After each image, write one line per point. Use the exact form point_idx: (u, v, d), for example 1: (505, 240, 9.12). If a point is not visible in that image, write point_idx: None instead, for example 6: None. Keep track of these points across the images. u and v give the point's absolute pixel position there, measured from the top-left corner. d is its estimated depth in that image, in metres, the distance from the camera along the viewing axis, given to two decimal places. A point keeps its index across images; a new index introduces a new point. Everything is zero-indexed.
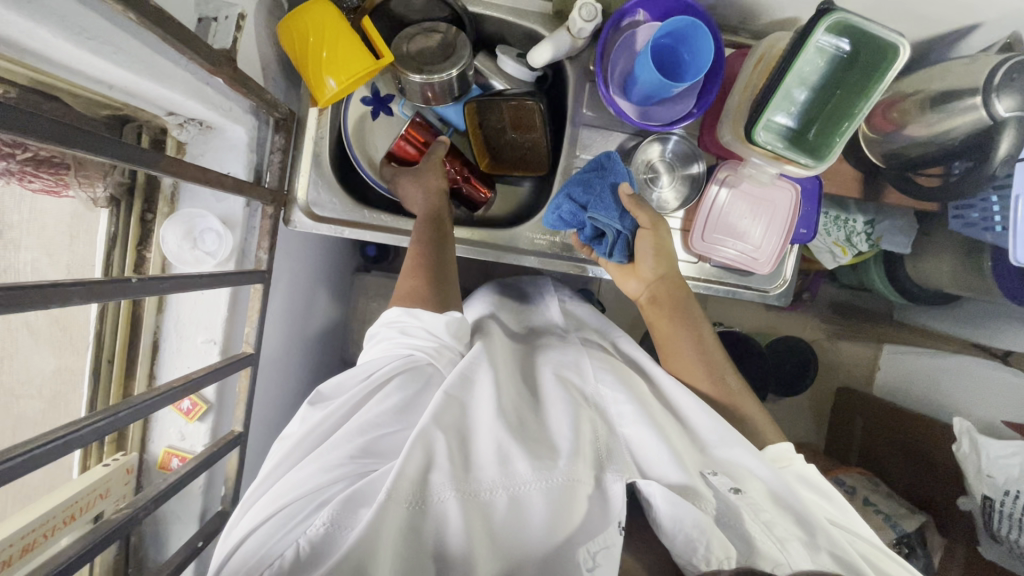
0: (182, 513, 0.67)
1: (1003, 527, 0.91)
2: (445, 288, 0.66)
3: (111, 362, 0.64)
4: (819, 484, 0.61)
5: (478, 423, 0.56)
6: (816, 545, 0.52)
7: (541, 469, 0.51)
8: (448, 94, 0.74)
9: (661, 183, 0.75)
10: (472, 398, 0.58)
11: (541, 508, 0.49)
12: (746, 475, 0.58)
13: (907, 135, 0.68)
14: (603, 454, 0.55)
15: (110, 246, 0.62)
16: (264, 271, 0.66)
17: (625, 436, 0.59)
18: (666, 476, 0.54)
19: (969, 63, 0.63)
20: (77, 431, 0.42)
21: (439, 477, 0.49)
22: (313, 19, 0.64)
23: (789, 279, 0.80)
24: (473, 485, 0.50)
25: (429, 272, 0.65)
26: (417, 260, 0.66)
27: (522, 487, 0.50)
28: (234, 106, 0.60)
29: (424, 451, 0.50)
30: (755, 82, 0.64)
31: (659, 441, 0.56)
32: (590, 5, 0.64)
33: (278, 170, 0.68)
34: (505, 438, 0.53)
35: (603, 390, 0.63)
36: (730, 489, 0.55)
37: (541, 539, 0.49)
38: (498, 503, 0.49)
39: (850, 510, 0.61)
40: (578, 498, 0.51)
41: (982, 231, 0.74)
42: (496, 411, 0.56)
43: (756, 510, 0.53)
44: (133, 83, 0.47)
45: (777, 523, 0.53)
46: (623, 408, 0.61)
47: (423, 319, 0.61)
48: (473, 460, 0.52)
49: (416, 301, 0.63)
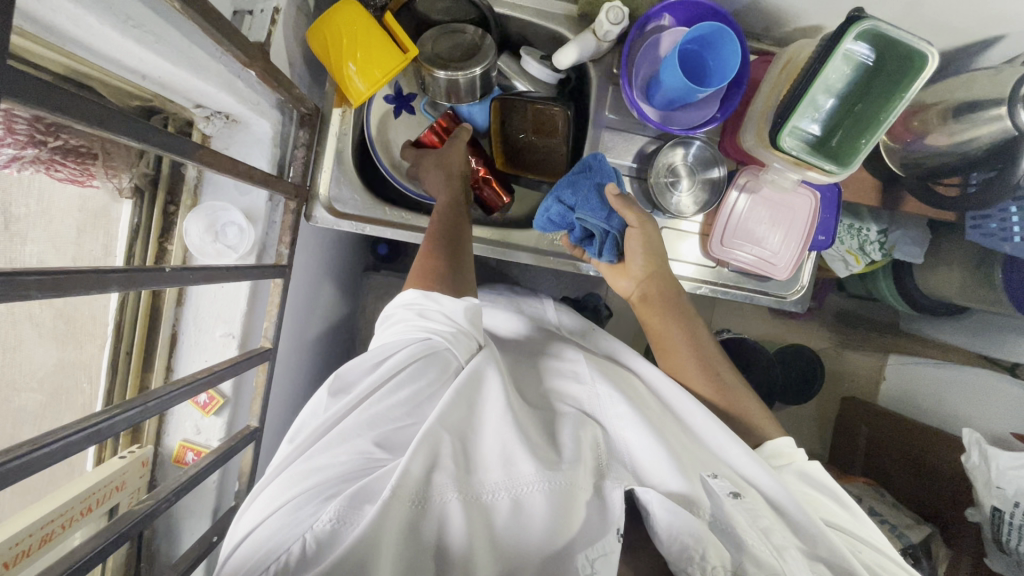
0: (196, 508, 0.67)
1: (1012, 539, 0.91)
2: (459, 275, 0.65)
3: (130, 354, 0.63)
4: (828, 486, 0.62)
5: (484, 423, 0.55)
6: (814, 554, 0.55)
7: (545, 471, 0.51)
8: (470, 93, 0.74)
9: (681, 187, 0.75)
10: (480, 393, 0.57)
11: (543, 510, 0.50)
12: (745, 484, 0.59)
13: (928, 143, 0.69)
14: (603, 462, 0.57)
15: (132, 237, 0.62)
16: (285, 266, 0.66)
17: (624, 441, 0.60)
18: (665, 484, 0.56)
19: (994, 74, 0.63)
20: (107, 420, 0.42)
21: (443, 476, 0.49)
22: (341, 17, 0.64)
23: (806, 285, 0.80)
24: (477, 484, 0.50)
25: (446, 257, 0.65)
26: (434, 242, 0.66)
27: (523, 488, 0.50)
28: (262, 100, 0.60)
29: (430, 451, 0.50)
30: (781, 89, 0.65)
31: (661, 451, 0.57)
32: (618, 9, 0.65)
33: (301, 165, 0.68)
34: (510, 439, 0.53)
35: (600, 392, 0.64)
36: (729, 493, 0.56)
37: (541, 543, 0.49)
38: (500, 505, 0.50)
39: (856, 507, 0.62)
40: (578, 501, 0.51)
41: (1000, 242, 0.73)
42: (506, 408, 0.55)
43: (755, 518, 0.55)
44: (168, 74, 0.47)
45: (776, 531, 0.55)
46: (621, 411, 0.62)
47: (442, 303, 0.60)
48: (477, 462, 0.52)
49: (432, 284, 0.62)
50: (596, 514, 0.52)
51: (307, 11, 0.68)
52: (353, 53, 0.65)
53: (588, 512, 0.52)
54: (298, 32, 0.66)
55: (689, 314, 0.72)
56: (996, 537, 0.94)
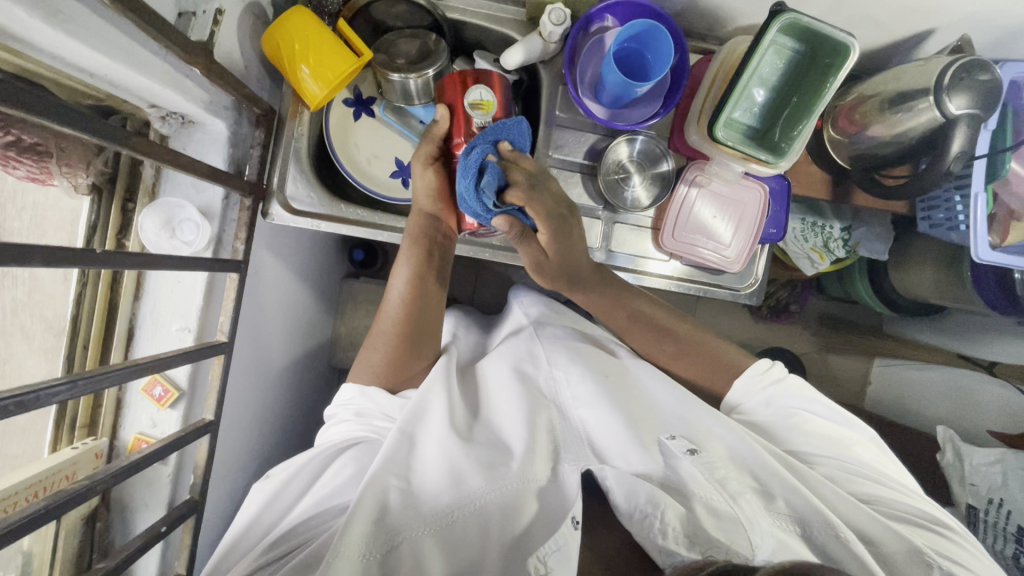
0: (150, 500, 0.68)
1: (988, 539, 0.88)
2: (408, 356, 0.68)
3: (86, 348, 0.65)
4: (815, 405, 0.65)
5: (428, 440, 0.58)
6: (770, 495, 0.55)
7: (493, 477, 0.54)
8: (425, 94, 0.75)
9: (633, 182, 0.77)
10: (428, 415, 0.60)
11: (496, 513, 0.53)
12: (708, 436, 0.59)
13: (870, 135, 0.69)
14: (559, 445, 0.59)
15: (90, 233, 0.64)
16: (240, 261, 0.67)
17: (580, 418, 0.62)
18: (628, 460, 0.56)
19: (923, 65, 0.65)
20: (44, 389, 0.42)
21: (396, 515, 0.51)
22: (292, 26, 0.67)
23: (759, 278, 0.81)
24: (428, 508, 0.52)
25: (393, 341, 0.68)
26: (391, 330, 0.68)
27: (475, 502, 0.53)
28: (214, 100, 0.63)
29: (380, 497, 0.52)
30: (717, 84, 0.67)
31: (620, 428, 0.58)
32: (560, 10, 0.67)
33: (257, 163, 0.70)
34: (457, 457, 0.56)
35: (557, 373, 0.66)
36: (685, 451, 0.56)
37: (502, 531, 0.53)
38: (456, 522, 0.52)
39: (847, 417, 0.64)
40: (531, 494, 0.54)
41: (948, 231, 0.76)
42: (448, 428, 0.59)
43: (712, 471, 0.55)
44: (112, 71, 0.50)
45: (732, 479, 0.55)
46: (578, 390, 0.64)
47: (378, 402, 0.65)
48: (429, 485, 0.54)
49: (373, 376, 0.67)
50: (554, 497, 0.55)
51: (262, 18, 0.71)
52: (305, 56, 0.67)
53: (544, 499, 0.55)
54: (254, 37, 0.69)
55: (624, 296, 0.73)
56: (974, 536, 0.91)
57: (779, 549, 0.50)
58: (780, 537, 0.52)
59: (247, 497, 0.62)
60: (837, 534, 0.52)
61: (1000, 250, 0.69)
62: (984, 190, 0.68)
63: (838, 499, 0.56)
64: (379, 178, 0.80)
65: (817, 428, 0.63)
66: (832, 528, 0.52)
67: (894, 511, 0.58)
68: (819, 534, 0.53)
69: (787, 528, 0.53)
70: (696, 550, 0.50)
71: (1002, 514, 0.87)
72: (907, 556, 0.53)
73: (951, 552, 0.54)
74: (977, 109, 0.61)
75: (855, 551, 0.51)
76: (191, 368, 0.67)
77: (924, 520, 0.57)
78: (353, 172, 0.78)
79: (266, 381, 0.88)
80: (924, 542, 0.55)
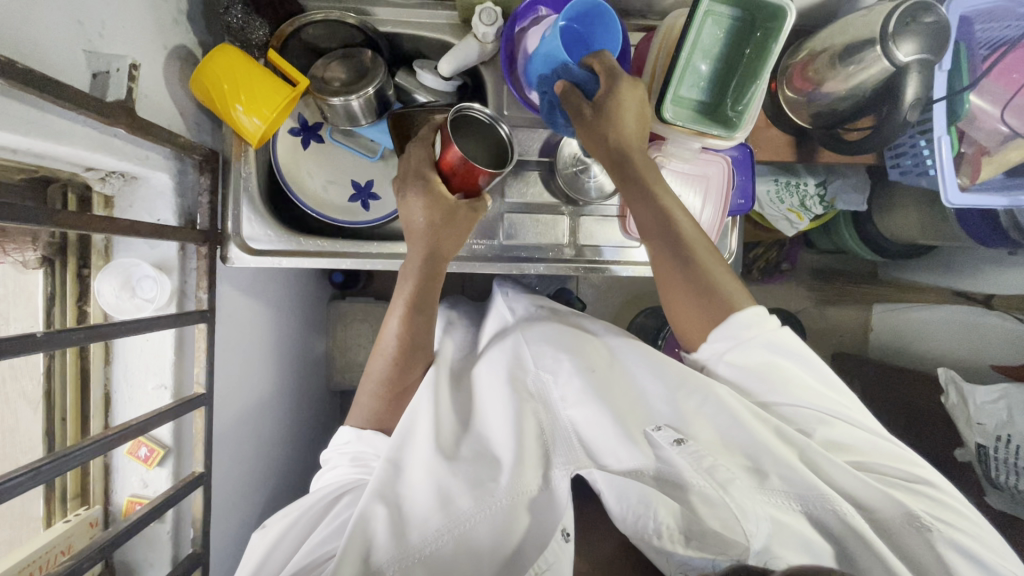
0: (154, 560, 0.68)
1: (1002, 475, 0.87)
2: (406, 387, 0.68)
3: (65, 421, 0.65)
4: (788, 349, 0.60)
5: (413, 457, 0.58)
6: (762, 472, 0.54)
7: (484, 496, 0.54)
8: (369, 112, 0.73)
9: (593, 171, 0.75)
10: (414, 438, 0.60)
11: (485, 528, 0.53)
12: (696, 418, 0.58)
13: (826, 92, 0.67)
14: (547, 444, 0.59)
15: (49, 305, 0.64)
16: (205, 311, 0.67)
17: (569, 417, 0.61)
18: (615, 457, 0.56)
19: (865, 15, 0.62)
20: (10, 480, 0.41)
21: (383, 553, 0.51)
22: (219, 67, 0.65)
23: (734, 253, 0.80)
24: (416, 539, 0.52)
25: (388, 385, 0.66)
26: (388, 371, 0.66)
27: (466, 523, 0.53)
28: (150, 154, 0.61)
29: (364, 534, 0.51)
30: (660, 62, 0.65)
31: (608, 426, 0.57)
32: (490, 9, 0.65)
33: (209, 210, 0.69)
34: (443, 476, 0.55)
35: (544, 375, 0.65)
36: (673, 441, 0.56)
37: (493, 553, 0.52)
38: (444, 546, 0.52)
39: (826, 371, 0.61)
40: (522, 506, 0.54)
41: (917, 176, 0.76)
42: (433, 445, 0.58)
43: (699, 460, 0.54)
44: (30, 144, 0.48)
45: (721, 466, 0.53)
46: (564, 391, 0.63)
47: (376, 444, 0.64)
48: (417, 512, 0.53)
49: (370, 420, 0.67)
50: (545, 508, 0.55)
51: (191, 61, 0.69)
52: (236, 95, 0.65)
53: (536, 511, 0.55)
54: (187, 84, 0.68)
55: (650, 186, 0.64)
56: (987, 474, 0.89)
57: (775, 533, 0.50)
58: (775, 516, 0.52)
59: (245, 556, 0.58)
60: (835, 509, 0.52)
61: (973, 191, 0.68)
62: (946, 133, 0.66)
63: (832, 467, 0.54)
64: (336, 204, 0.79)
65: (794, 378, 0.59)
66: (831, 505, 0.52)
67: (881, 475, 0.56)
68: (818, 509, 0.53)
69: (780, 503, 0.53)
70: (694, 546, 0.51)
71: (1012, 451, 0.84)
72: (903, 521, 0.53)
73: (943, 511, 0.53)
74: (928, 52, 0.61)
75: (853, 524, 0.51)
76: (173, 424, 0.67)
77: (911, 480, 0.55)
78: (308, 201, 0.76)
79: (263, 420, 0.88)
80: (919, 503, 0.53)
